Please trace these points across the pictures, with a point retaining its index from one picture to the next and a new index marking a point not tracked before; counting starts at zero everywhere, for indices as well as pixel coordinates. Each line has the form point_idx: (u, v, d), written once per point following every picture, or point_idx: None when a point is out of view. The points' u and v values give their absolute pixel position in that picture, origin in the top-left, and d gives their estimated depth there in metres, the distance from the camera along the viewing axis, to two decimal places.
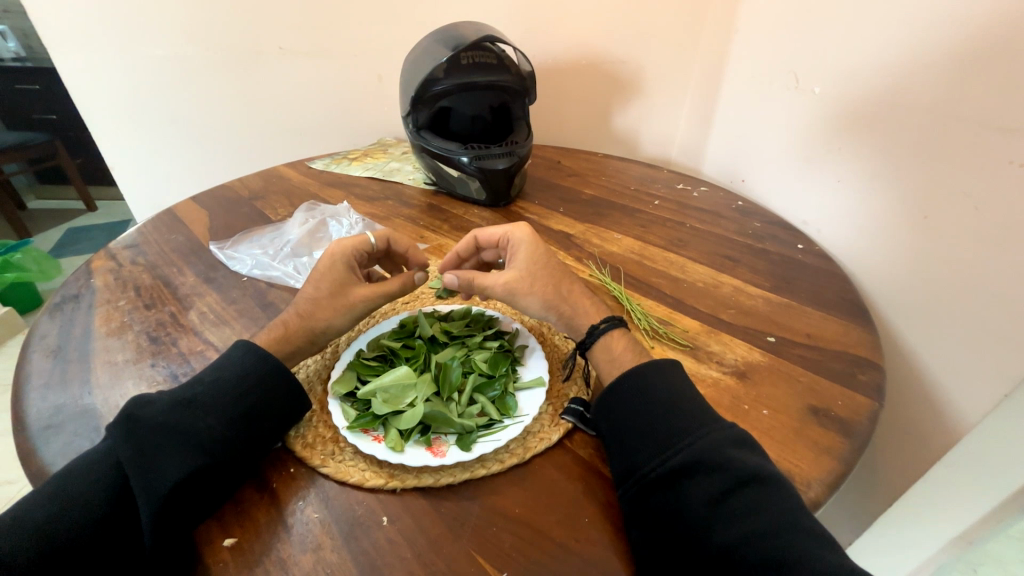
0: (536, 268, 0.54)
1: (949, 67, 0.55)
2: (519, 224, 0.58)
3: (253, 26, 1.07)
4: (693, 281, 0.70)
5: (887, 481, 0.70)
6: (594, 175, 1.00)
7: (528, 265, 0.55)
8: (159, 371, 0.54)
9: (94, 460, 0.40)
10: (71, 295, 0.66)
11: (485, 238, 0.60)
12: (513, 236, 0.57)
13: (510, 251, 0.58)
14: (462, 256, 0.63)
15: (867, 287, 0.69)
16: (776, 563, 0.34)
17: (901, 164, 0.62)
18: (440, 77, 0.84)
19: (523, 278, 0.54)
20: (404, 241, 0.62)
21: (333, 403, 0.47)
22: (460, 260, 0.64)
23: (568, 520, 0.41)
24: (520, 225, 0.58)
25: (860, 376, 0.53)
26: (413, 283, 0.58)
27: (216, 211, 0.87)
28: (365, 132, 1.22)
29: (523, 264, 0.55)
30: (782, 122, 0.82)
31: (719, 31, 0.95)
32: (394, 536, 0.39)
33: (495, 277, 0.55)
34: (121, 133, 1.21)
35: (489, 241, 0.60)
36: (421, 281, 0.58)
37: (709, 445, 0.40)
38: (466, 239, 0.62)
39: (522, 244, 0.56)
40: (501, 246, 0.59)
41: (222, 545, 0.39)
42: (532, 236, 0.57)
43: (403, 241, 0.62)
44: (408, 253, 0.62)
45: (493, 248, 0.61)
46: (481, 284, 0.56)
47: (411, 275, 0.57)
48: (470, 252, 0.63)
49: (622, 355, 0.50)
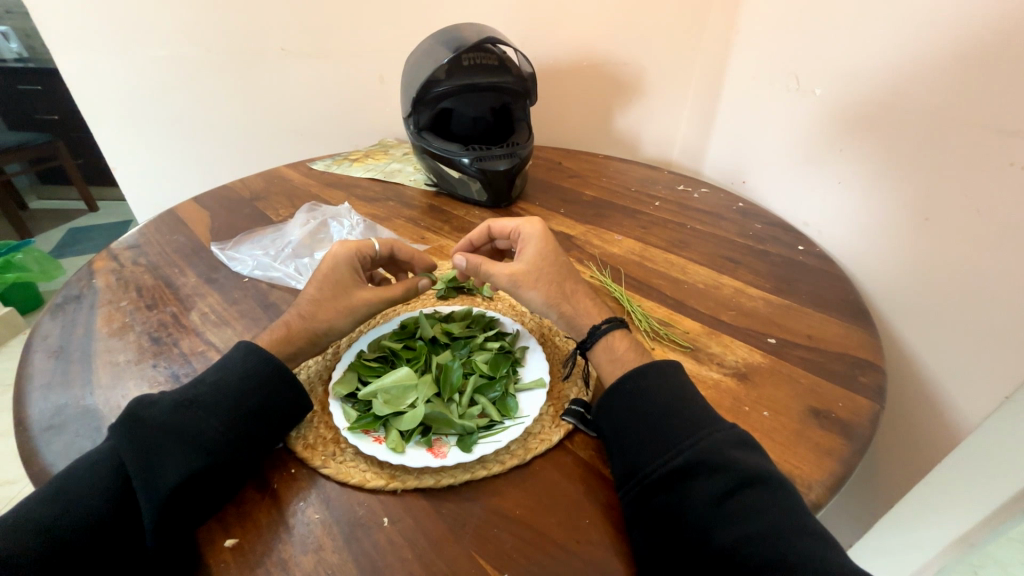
0: (542, 266, 0.54)
1: (950, 69, 0.56)
2: (532, 219, 0.58)
3: (254, 27, 1.07)
4: (694, 283, 0.70)
5: (887, 484, 0.70)
6: (594, 177, 1.00)
7: (535, 262, 0.55)
8: (160, 372, 0.54)
9: (96, 460, 0.40)
10: (74, 295, 0.66)
11: (498, 229, 0.60)
12: (524, 231, 0.57)
13: (519, 245, 0.58)
14: (475, 244, 0.63)
15: (868, 289, 0.69)
16: (778, 564, 0.34)
17: (902, 166, 0.62)
18: (440, 78, 0.85)
19: (530, 271, 0.54)
20: (408, 252, 0.62)
21: (334, 404, 0.47)
22: (473, 248, 0.64)
23: (568, 522, 0.41)
24: (533, 220, 0.58)
25: (861, 378, 0.53)
26: (417, 289, 0.58)
27: (217, 212, 0.87)
28: (366, 133, 1.22)
29: (530, 260, 0.55)
30: (783, 124, 0.82)
31: (720, 33, 0.95)
32: (394, 537, 0.40)
33: (503, 266, 0.55)
34: (122, 134, 1.21)
35: (502, 232, 0.60)
36: (424, 288, 0.58)
37: (710, 446, 0.40)
38: (480, 227, 0.62)
39: (532, 239, 0.56)
40: (512, 238, 0.60)
41: (223, 546, 0.39)
42: (543, 233, 0.56)
43: (407, 251, 0.61)
44: (413, 259, 0.62)
45: (506, 239, 0.61)
46: (487, 272, 0.56)
47: (416, 282, 0.58)
48: (484, 241, 0.63)
49: (624, 355, 0.50)
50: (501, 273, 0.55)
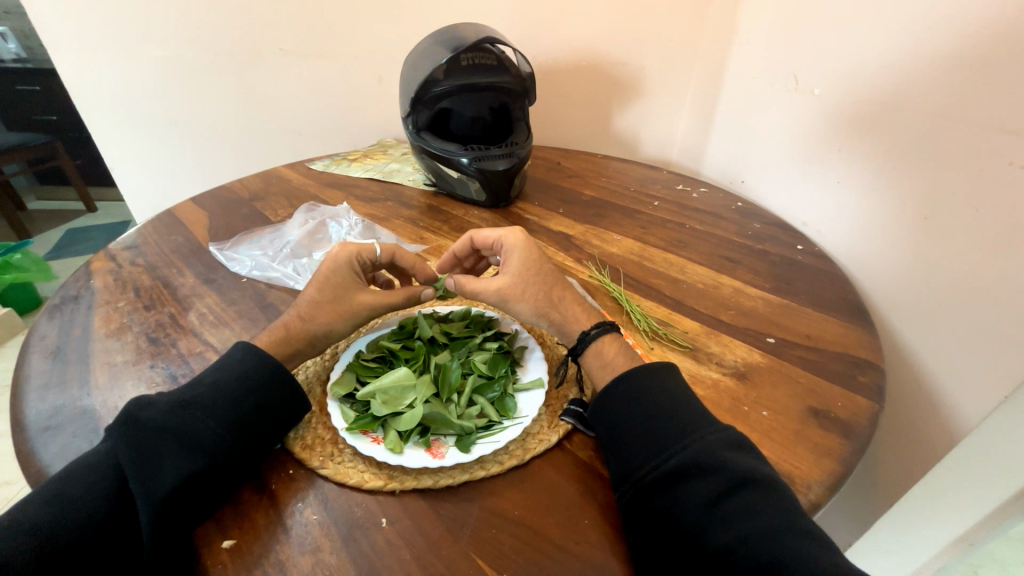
0: (528, 275, 0.55)
1: (949, 69, 0.55)
2: (514, 229, 0.59)
3: (252, 27, 1.07)
4: (693, 282, 0.70)
5: (886, 483, 0.70)
6: (594, 177, 1.00)
7: (520, 272, 0.55)
8: (157, 373, 0.54)
9: (93, 460, 0.40)
10: (71, 296, 0.66)
11: (481, 241, 0.60)
12: (506, 242, 0.57)
13: (503, 257, 0.58)
14: (459, 256, 0.64)
15: (866, 288, 0.69)
16: (776, 565, 0.34)
17: (902, 164, 0.62)
18: (440, 78, 0.85)
19: (515, 283, 0.55)
20: (410, 256, 0.61)
21: (332, 404, 0.47)
22: (457, 260, 0.65)
23: (567, 522, 0.41)
24: (515, 230, 0.58)
25: (860, 378, 0.53)
26: (419, 299, 0.58)
27: (215, 212, 0.87)
28: (365, 132, 1.22)
29: (516, 270, 0.55)
30: (782, 123, 0.82)
31: (718, 32, 0.95)
32: (392, 538, 0.39)
33: (489, 282, 0.56)
34: (119, 134, 1.21)
35: (485, 244, 0.60)
36: (428, 297, 0.58)
37: (704, 448, 0.40)
38: (463, 240, 0.62)
39: (515, 250, 0.56)
40: (496, 249, 0.60)
41: (220, 547, 0.39)
42: (525, 242, 0.57)
43: (409, 258, 0.61)
44: (414, 267, 0.61)
45: (489, 250, 0.62)
46: (473, 288, 0.56)
47: (418, 290, 0.58)
48: (467, 252, 0.64)
49: (614, 361, 0.50)
50: (489, 287, 0.55)
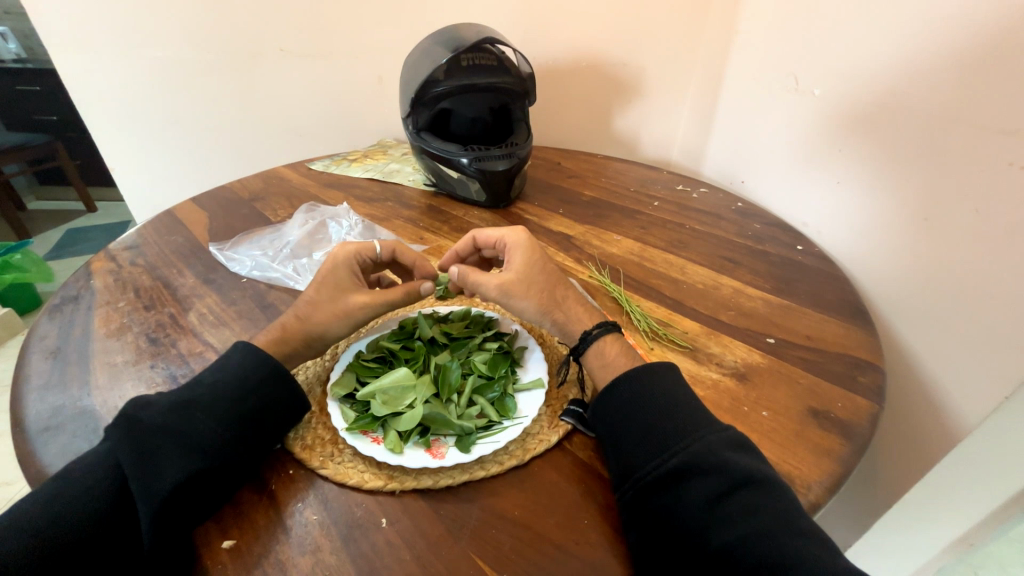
0: (531, 274, 0.55)
1: (950, 69, 0.55)
2: (517, 228, 0.59)
3: (252, 27, 1.07)
4: (693, 283, 0.70)
5: (887, 483, 0.70)
6: (593, 177, 1.00)
7: (523, 270, 0.55)
8: (157, 373, 0.54)
9: (91, 462, 0.40)
10: (71, 296, 0.66)
11: (484, 240, 0.61)
12: (509, 241, 0.58)
13: (506, 255, 0.58)
14: (461, 255, 0.64)
15: (867, 288, 0.69)
16: (777, 565, 0.34)
17: (903, 163, 0.62)
18: (440, 78, 0.85)
19: (519, 281, 0.54)
20: (410, 254, 0.61)
21: (332, 404, 0.47)
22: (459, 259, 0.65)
23: (567, 523, 0.41)
24: (517, 230, 0.58)
25: (861, 379, 0.53)
26: (418, 293, 0.57)
27: (214, 212, 0.87)
28: (365, 133, 1.22)
29: (519, 268, 0.55)
30: (781, 123, 0.82)
31: (718, 32, 0.95)
32: (393, 538, 0.39)
33: (492, 277, 0.55)
34: (117, 133, 1.21)
35: (487, 244, 0.61)
36: (427, 292, 0.57)
37: (705, 448, 0.40)
38: (465, 238, 0.63)
39: (518, 248, 0.56)
40: (498, 248, 0.60)
41: (220, 547, 0.39)
42: (528, 241, 0.57)
43: (409, 255, 0.61)
44: (415, 264, 0.61)
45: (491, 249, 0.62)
46: (475, 282, 0.56)
47: (418, 285, 0.57)
48: (470, 251, 0.64)
49: (615, 361, 0.50)
50: (489, 284, 0.55)
